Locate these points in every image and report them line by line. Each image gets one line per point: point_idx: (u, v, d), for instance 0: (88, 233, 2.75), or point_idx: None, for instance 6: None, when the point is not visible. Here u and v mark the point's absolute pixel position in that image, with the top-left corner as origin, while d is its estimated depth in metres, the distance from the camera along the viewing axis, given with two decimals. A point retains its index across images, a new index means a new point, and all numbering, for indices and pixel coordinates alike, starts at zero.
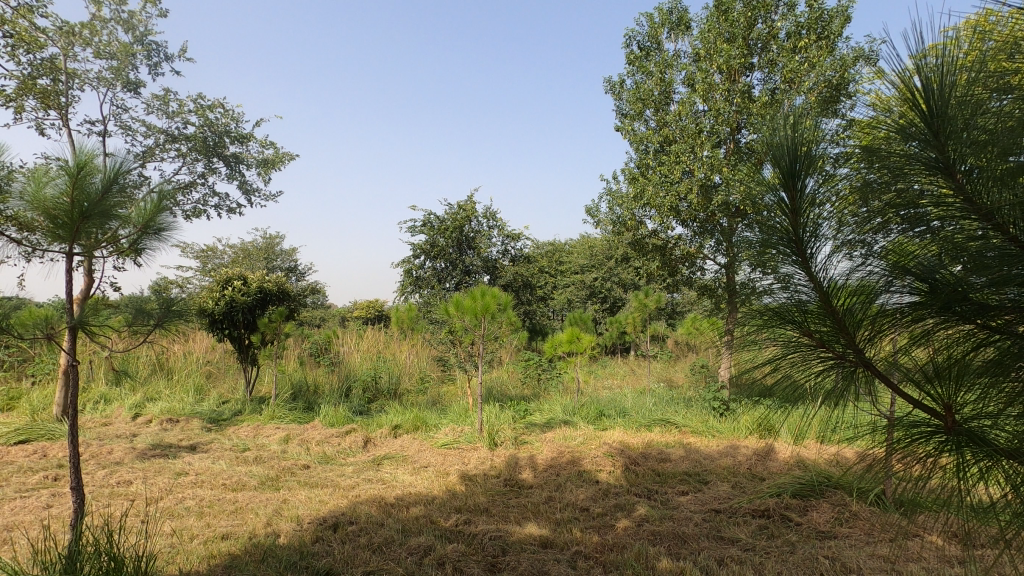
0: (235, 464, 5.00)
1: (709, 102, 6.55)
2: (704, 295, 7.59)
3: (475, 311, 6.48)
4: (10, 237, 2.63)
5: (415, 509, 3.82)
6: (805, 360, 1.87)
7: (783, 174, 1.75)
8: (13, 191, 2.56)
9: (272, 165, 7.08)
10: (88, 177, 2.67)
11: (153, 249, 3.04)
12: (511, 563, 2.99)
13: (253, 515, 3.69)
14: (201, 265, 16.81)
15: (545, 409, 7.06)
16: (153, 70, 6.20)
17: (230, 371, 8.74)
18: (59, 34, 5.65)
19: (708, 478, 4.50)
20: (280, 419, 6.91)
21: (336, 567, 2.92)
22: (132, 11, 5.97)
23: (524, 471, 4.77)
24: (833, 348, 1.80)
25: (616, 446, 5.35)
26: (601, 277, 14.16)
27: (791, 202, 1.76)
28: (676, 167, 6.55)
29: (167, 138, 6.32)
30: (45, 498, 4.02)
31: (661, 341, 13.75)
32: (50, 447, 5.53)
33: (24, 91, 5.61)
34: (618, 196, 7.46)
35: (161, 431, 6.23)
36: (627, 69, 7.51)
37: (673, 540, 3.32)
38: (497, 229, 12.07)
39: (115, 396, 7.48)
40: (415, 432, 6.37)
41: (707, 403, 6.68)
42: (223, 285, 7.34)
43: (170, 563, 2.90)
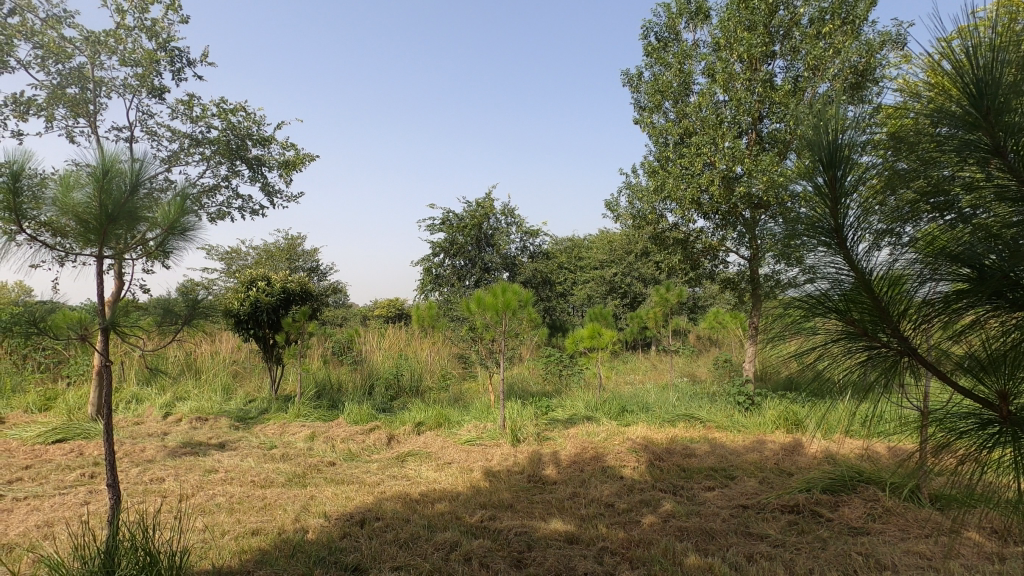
0: (262, 461, 5.08)
1: (730, 92, 6.45)
2: (727, 289, 7.51)
3: (496, 308, 6.47)
4: (44, 242, 2.71)
5: (440, 505, 3.84)
6: (839, 353, 1.83)
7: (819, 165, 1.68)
8: (45, 197, 2.63)
9: (294, 166, 7.16)
10: (113, 180, 2.72)
11: (179, 249, 3.07)
12: (537, 558, 2.99)
13: (282, 511, 3.75)
14: (225, 266, 17.11)
15: (567, 405, 7.04)
16: (177, 76, 6.31)
17: (255, 371, 8.89)
18: (86, 43, 5.79)
19: (735, 474, 4.44)
20: (306, 417, 7.00)
21: (364, 562, 2.96)
22: (155, 19, 6.08)
23: (548, 467, 4.77)
24: (875, 339, 1.75)
25: (640, 442, 5.31)
26: (620, 273, 14.09)
27: (831, 187, 1.68)
28: (697, 160, 6.44)
29: (192, 142, 6.43)
30: (82, 495, 4.13)
31: (683, 335, 13.62)
32: (86, 445, 5.70)
33: (54, 100, 5.77)
34: (638, 189, 7.37)
35: (191, 430, 6.36)
36: (645, 62, 7.43)
37: (701, 536, 3.29)
38: (515, 226, 12.08)
39: (146, 396, 7.65)
40: (437, 428, 6.41)
41: (732, 398, 6.61)
42: (248, 285, 7.49)
43: (203, 559, 2.96)
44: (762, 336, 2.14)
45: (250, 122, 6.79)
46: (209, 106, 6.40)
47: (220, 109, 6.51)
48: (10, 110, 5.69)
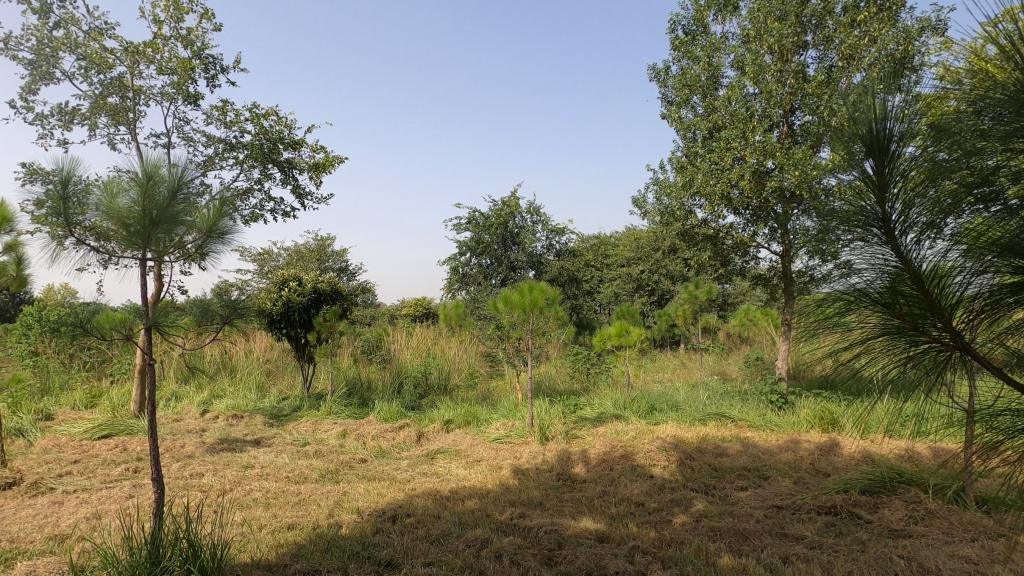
0: (296, 458, 5.20)
1: (760, 85, 6.32)
2: (758, 285, 7.37)
3: (524, 306, 6.47)
4: (91, 246, 2.84)
5: (470, 503, 3.86)
6: (881, 349, 1.82)
7: (868, 151, 1.70)
8: (90, 202, 2.75)
9: (324, 169, 7.28)
10: (156, 186, 2.82)
11: (217, 252, 3.16)
12: (568, 556, 2.99)
13: (316, 506, 3.83)
14: (257, 267, 17.53)
15: (595, 404, 7.02)
16: (212, 83, 6.49)
17: (288, 369, 9.09)
18: (126, 54, 6.00)
19: (769, 473, 4.36)
20: (337, 415, 7.14)
21: (396, 557, 3.00)
22: (190, 27, 6.26)
23: (577, 465, 4.76)
24: (925, 334, 1.70)
25: (671, 440, 5.25)
26: (647, 270, 13.94)
27: (878, 175, 1.69)
28: (726, 154, 6.32)
29: (226, 147, 6.59)
30: (127, 488, 4.30)
31: (712, 333, 13.40)
32: (129, 441, 5.92)
33: (97, 109, 6.00)
34: (666, 185, 7.27)
35: (227, 427, 6.55)
36: (672, 56, 7.34)
37: (735, 536, 3.23)
38: (541, 224, 12.07)
39: (184, 394, 7.90)
40: (466, 426, 6.47)
41: (764, 396, 6.48)
42: (280, 286, 7.68)
43: (243, 551, 3.05)
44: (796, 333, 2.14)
45: (281, 126, 6.93)
46: (242, 111, 6.56)
47: (252, 114, 6.66)
48: (55, 120, 5.93)
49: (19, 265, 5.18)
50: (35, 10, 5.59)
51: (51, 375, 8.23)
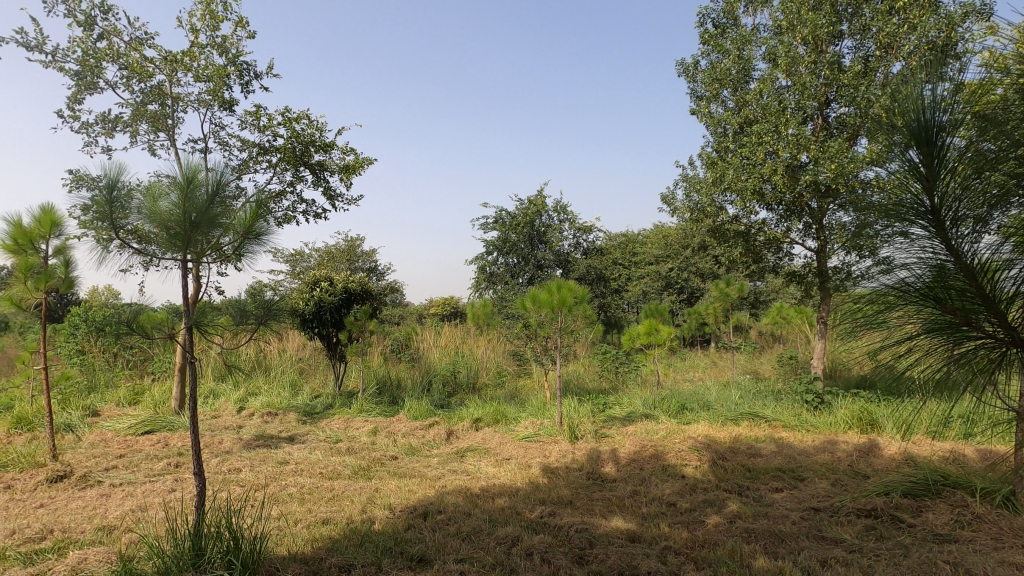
0: (330, 454, 5.31)
1: (793, 77, 6.18)
2: (792, 282, 7.20)
3: (552, 305, 6.45)
4: (134, 248, 2.95)
5: (500, 501, 3.88)
6: (934, 345, 1.91)
7: (916, 141, 1.72)
8: (133, 206, 2.86)
9: (354, 170, 7.40)
10: (195, 189, 2.92)
11: (253, 253, 3.23)
12: (599, 555, 2.98)
13: (349, 502, 3.91)
14: (289, 268, 17.91)
15: (624, 403, 6.97)
16: (246, 89, 6.65)
17: (320, 367, 9.27)
18: (165, 63, 6.21)
19: (805, 475, 4.26)
20: (368, 412, 7.25)
21: (428, 553, 3.04)
22: (225, 35, 6.43)
23: (607, 464, 4.74)
24: (980, 328, 1.79)
25: (702, 440, 5.18)
26: (677, 268, 13.73)
27: (926, 166, 1.73)
28: (758, 148, 6.19)
29: (260, 151, 6.76)
30: (169, 482, 4.46)
31: (744, 331, 13.12)
32: (170, 437, 6.12)
33: (138, 116, 6.22)
34: (696, 181, 7.15)
35: (263, 423, 6.72)
36: (701, 50, 7.22)
37: (770, 539, 3.17)
38: (568, 222, 12.03)
39: (221, 391, 8.13)
40: (494, 425, 6.50)
41: (799, 396, 6.34)
42: (312, 286, 7.83)
43: (280, 545, 3.13)
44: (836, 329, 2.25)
45: (313, 129, 7.06)
46: (275, 115, 6.71)
47: (285, 118, 6.80)
48: (99, 128, 6.17)
49: (67, 268, 5.41)
50: (80, 22, 5.82)
51: (97, 373, 8.58)
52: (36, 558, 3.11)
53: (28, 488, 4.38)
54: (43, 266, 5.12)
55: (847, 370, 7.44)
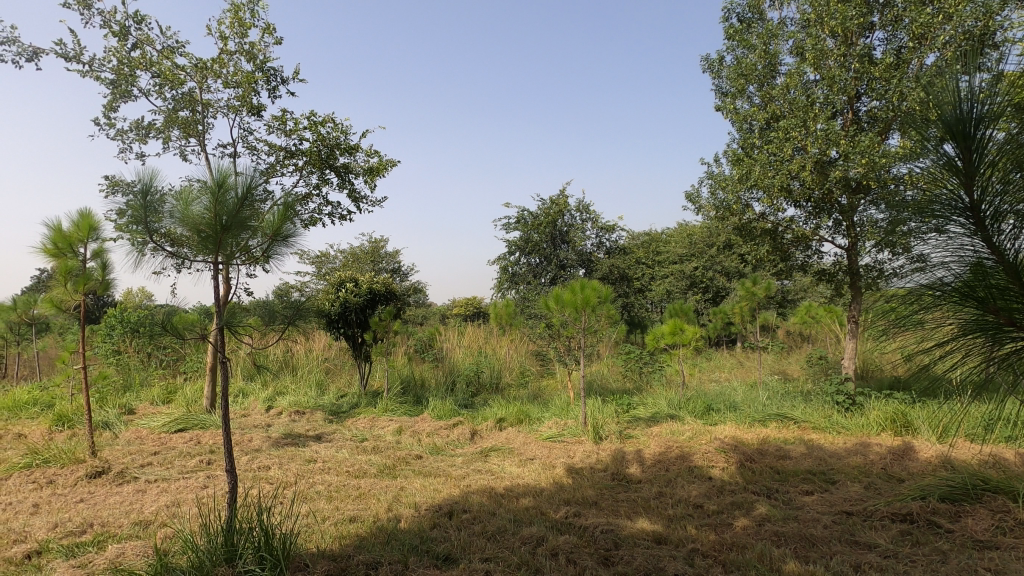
0: (356, 453, 5.38)
1: (822, 71, 6.04)
2: (822, 281, 7.04)
3: (575, 304, 6.42)
4: (166, 251, 3.04)
5: (525, 500, 3.89)
6: (975, 346, 1.86)
7: (952, 136, 1.69)
8: (165, 210, 2.94)
9: (378, 172, 7.48)
10: (224, 193, 2.98)
11: (281, 255, 3.29)
12: (625, 557, 2.96)
13: (375, 500, 3.95)
14: (315, 269, 18.21)
15: (649, 403, 6.89)
16: (273, 94, 6.78)
17: (346, 367, 9.41)
18: (195, 70, 6.36)
19: (836, 478, 4.16)
20: (393, 412, 7.33)
21: (454, 552, 3.06)
22: (253, 42, 6.57)
23: (632, 465, 4.70)
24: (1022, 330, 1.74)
25: (729, 441, 5.10)
26: (701, 267, 13.55)
27: (963, 161, 1.70)
28: (786, 144, 6.07)
29: (287, 154, 6.88)
30: (201, 479, 4.57)
31: (771, 330, 12.88)
32: (202, 435, 6.27)
33: (170, 123, 6.39)
34: (721, 178, 7.05)
35: (291, 422, 6.84)
36: (726, 45, 7.12)
37: (801, 542, 3.11)
38: (591, 221, 11.97)
39: (250, 390, 8.31)
40: (518, 424, 6.51)
41: (830, 397, 6.19)
42: (338, 287, 7.95)
43: (309, 541, 3.19)
44: (870, 329, 2.23)
45: (338, 132, 7.15)
46: (301, 120, 6.81)
47: (310, 122, 6.90)
48: (133, 135, 6.36)
49: (104, 271, 5.59)
50: (115, 32, 6.01)
51: (132, 372, 8.84)
52: (77, 550, 3.22)
53: (69, 482, 4.54)
54: (81, 269, 5.29)
55: (880, 370, 7.25)
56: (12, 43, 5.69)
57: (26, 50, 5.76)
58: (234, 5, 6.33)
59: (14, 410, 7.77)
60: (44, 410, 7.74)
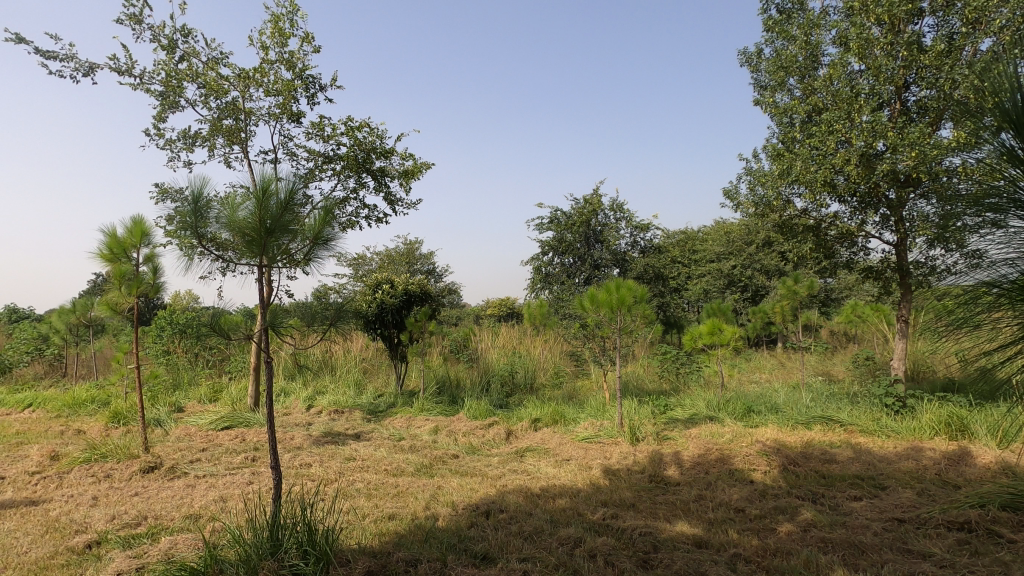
0: (393, 452, 5.47)
1: (867, 60, 5.81)
2: (868, 279, 6.79)
3: (611, 304, 6.35)
4: (212, 255, 3.14)
5: (561, 501, 3.87)
6: None
7: (1012, 124, 1.68)
8: (212, 216, 3.05)
9: (414, 175, 7.58)
10: (268, 199, 3.07)
11: (322, 258, 3.37)
12: (664, 560, 2.91)
13: (413, 498, 4.00)
14: (353, 271, 18.59)
15: (687, 404, 6.77)
16: (312, 101, 6.94)
17: (383, 367, 9.57)
18: (238, 80, 6.58)
19: (886, 483, 4.00)
20: (429, 411, 7.41)
21: (492, 551, 3.08)
22: (292, 51, 6.75)
23: (670, 467, 4.62)
24: None
25: (771, 444, 4.96)
26: (740, 265, 13.24)
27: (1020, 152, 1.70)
28: (829, 137, 5.87)
29: (325, 159, 7.04)
30: (247, 475, 4.73)
31: (814, 330, 12.48)
32: (247, 432, 6.48)
33: (215, 131, 6.63)
34: (760, 174, 6.87)
35: (330, 421, 7.00)
36: (765, 37, 6.93)
37: (849, 550, 3.00)
38: (625, 220, 11.84)
39: (292, 390, 8.53)
40: (554, 425, 6.50)
41: (878, 399, 5.95)
42: (375, 288, 8.10)
43: (350, 537, 3.25)
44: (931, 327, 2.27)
45: (373, 137, 7.28)
46: (338, 125, 6.97)
47: (347, 127, 7.05)
48: (181, 143, 6.62)
49: (155, 274, 5.84)
50: (164, 46, 6.27)
51: (181, 371, 9.21)
52: (133, 542, 3.38)
53: (125, 477, 4.76)
54: (134, 273, 5.55)
55: (932, 372, 6.94)
56: (69, 59, 6.01)
57: (82, 66, 6.07)
58: (274, 16, 6.53)
59: (74, 407, 8.20)
60: (101, 407, 8.14)
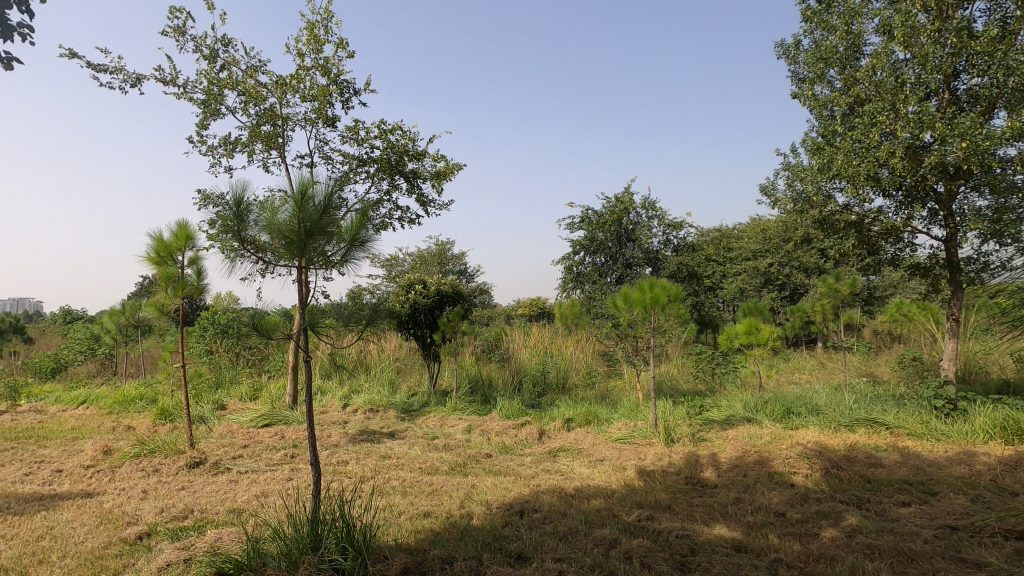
0: (427, 451, 5.53)
1: (913, 49, 5.58)
2: (915, 275, 6.53)
3: (644, 304, 6.25)
4: (252, 258, 3.24)
5: (596, 502, 3.85)
6: None
7: None
8: (252, 220, 3.14)
9: (445, 176, 7.65)
10: (307, 203, 3.15)
11: (358, 260, 3.43)
12: (702, 563, 2.86)
13: (448, 497, 4.04)
14: (386, 272, 18.90)
15: (723, 405, 6.63)
16: (346, 105, 7.08)
17: (416, 367, 9.69)
18: (276, 87, 6.76)
19: (937, 489, 3.84)
20: (462, 411, 7.46)
21: (526, 551, 3.08)
22: (327, 57, 6.90)
23: (707, 469, 4.53)
24: None
25: (812, 447, 4.81)
26: (777, 263, 12.92)
27: None
28: (872, 129, 5.66)
29: (359, 162, 7.18)
30: (287, 471, 4.86)
31: (856, 330, 12.07)
32: (286, 430, 6.65)
33: (254, 137, 6.83)
34: (799, 169, 6.69)
35: (366, 420, 7.12)
36: (803, 28, 6.74)
37: (897, 557, 2.89)
38: (658, 219, 11.68)
39: (328, 389, 8.72)
40: (587, 425, 6.46)
41: (927, 401, 5.72)
42: (408, 289, 8.21)
43: (387, 534, 3.30)
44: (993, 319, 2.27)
45: (406, 139, 7.38)
46: (372, 128, 7.09)
47: (380, 130, 7.16)
48: (222, 149, 6.84)
49: (199, 276, 6.06)
50: (206, 56, 6.50)
51: (223, 370, 9.52)
52: (181, 534, 3.51)
53: (172, 472, 4.95)
54: (180, 275, 5.76)
55: (985, 373, 6.60)
56: (119, 71, 6.29)
57: (129, 77, 6.34)
58: (309, 23, 6.68)
59: (124, 404, 8.57)
60: (149, 404, 8.49)
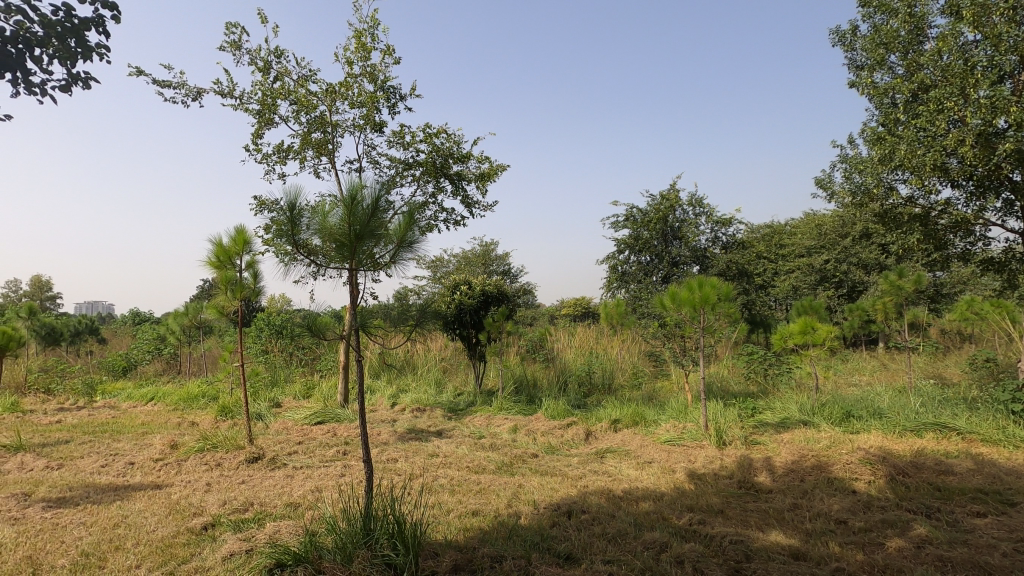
0: (475, 450, 5.58)
1: (984, 29, 5.23)
2: (989, 271, 6.14)
3: (693, 303, 6.10)
4: (305, 260, 3.36)
5: (645, 504, 3.79)
6: None
7: None
8: (304, 223, 3.26)
9: (489, 177, 7.70)
10: (356, 207, 3.23)
11: (405, 261, 3.49)
12: (758, 570, 2.78)
13: (495, 496, 4.07)
14: (432, 273, 19.24)
15: (777, 407, 6.41)
16: (393, 110, 7.24)
17: (461, 367, 9.80)
18: (325, 94, 6.98)
19: (1017, 499, 3.58)
20: (508, 411, 7.49)
21: (575, 552, 3.07)
22: (375, 64, 7.06)
23: (761, 473, 4.38)
24: None
25: (876, 452, 4.57)
26: (833, 260, 12.37)
27: None
28: (939, 116, 5.34)
29: (405, 166, 7.32)
30: (339, 468, 5.01)
31: (922, 329, 11.41)
32: (338, 427, 6.86)
33: (305, 144, 7.07)
34: (857, 160, 6.40)
35: (414, 418, 7.25)
36: (861, 13, 6.44)
37: (972, 571, 2.72)
38: (705, 215, 11.40)
39: (377, 388, 8.93)
40: (634, 426, 6.36)
41: (1002, 404, 5.35)
42: (453, 289, 8.32)
43: (436, 531, 3.36)
44: None
45: (450, 142, 7.48)
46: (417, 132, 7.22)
47: (426, 134, 7.29)
48: (276, 157, 7.12)
49: (255, 279, 6.32)
50: (260, 68, 6.79)
51: (278, 369, 9.91)
52: (243, 526, 3.68)
53: (233, 466, 5.19)
54: (238, 278, 6.03)
55: None
56: (181, 86, 6.64)
57: (191, 91, 6.70)
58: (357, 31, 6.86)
59: (188, 401, 9.06)
60: (211, 401, 8.92)
